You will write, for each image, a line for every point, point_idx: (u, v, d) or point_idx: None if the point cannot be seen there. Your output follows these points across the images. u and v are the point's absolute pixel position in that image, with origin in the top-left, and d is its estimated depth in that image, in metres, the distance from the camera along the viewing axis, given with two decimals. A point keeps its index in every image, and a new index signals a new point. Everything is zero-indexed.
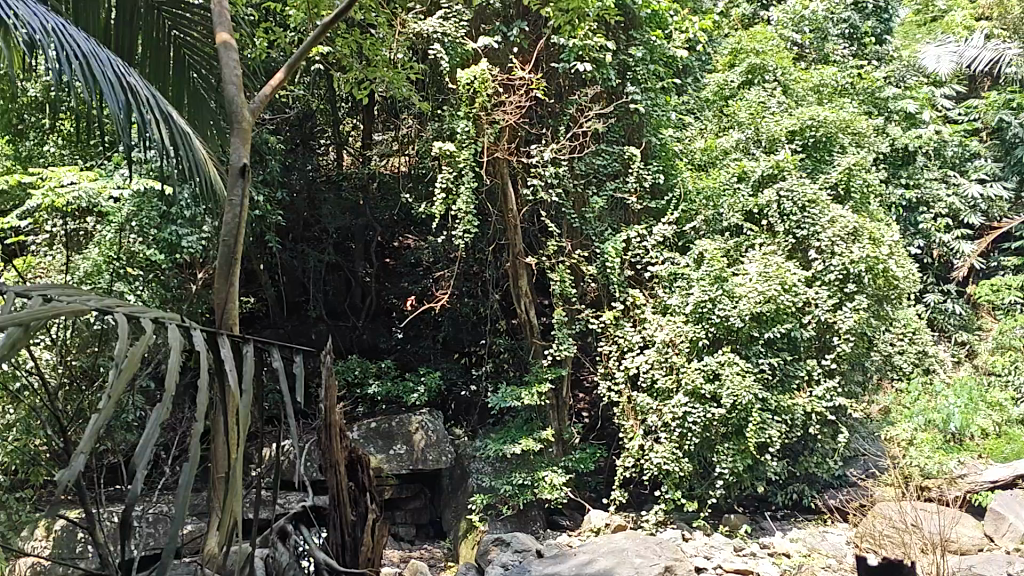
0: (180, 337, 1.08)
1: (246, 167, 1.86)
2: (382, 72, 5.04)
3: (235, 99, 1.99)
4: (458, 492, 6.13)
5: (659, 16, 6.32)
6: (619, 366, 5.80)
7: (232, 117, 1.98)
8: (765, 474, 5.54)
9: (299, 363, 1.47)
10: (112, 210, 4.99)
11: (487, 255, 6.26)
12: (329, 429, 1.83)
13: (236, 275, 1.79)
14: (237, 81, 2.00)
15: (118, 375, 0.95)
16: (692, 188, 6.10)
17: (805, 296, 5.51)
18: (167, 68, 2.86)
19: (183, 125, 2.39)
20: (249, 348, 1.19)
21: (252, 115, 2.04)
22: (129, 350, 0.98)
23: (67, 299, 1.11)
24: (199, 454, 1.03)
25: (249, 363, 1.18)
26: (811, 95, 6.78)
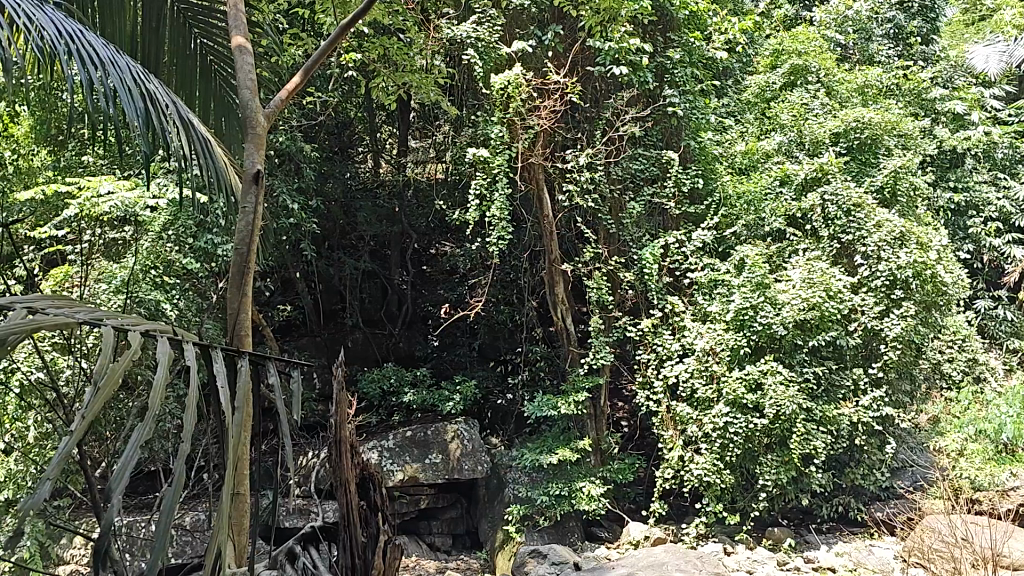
0: (169, 353, 1.01)
1: (261, 173, 1.80)
2: (411, 77, 4.95)
3: (249, 104, 1.92)
4: (494, 502, 6.04)
5: (698, 17, 6.20)
6: (658, 375, 5.67)
7: (248, 123, 1.91)
8: (810, 486, 5.38)
9: (298, 381, 1.43)
10: (149, 219, 4.94)
11: (524, 262, 6.17)
12: (339, 445, 1.81)
13: (249, 285, 1.72)
14: (253, 86, 1.93)
15: (95, 396, 0.91)
16: (733, 193, 5.98)
17: (850, 303, 5.35)
18: (194, 76, 2.78)
19: (204, 132, 2.34)
20: (245, 363, 1.14)
21: (268, 120, 1.97)
22: (107, 367, 0.94)
23: (56, 309, 1.06)
24: (184, 479, 0.96)
25: (245, 378, 1.13)
26: (856, 96, 6.61)
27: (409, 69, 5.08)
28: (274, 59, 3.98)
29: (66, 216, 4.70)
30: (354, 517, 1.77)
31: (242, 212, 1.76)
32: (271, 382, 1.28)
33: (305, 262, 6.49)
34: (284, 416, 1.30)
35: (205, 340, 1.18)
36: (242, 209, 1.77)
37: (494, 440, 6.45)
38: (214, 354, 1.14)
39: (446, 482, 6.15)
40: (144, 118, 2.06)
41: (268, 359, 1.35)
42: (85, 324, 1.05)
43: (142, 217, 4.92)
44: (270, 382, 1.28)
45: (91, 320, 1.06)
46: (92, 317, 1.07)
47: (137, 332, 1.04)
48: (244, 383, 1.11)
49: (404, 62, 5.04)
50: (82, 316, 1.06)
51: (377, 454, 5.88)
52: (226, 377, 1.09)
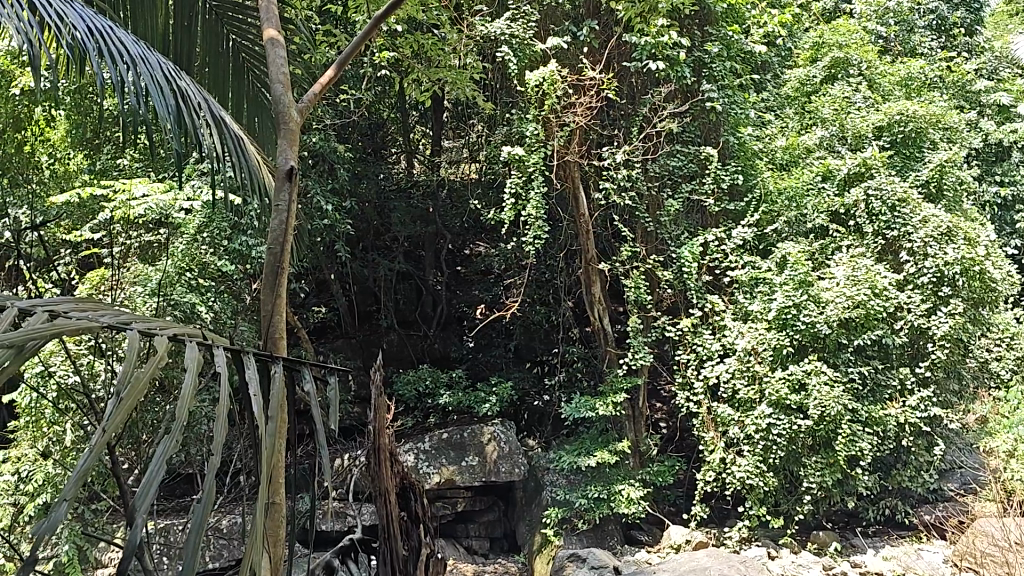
0: (198, 358, 0.94)
1: (295, 170, 1.73)
2: (445, 74, 4.90)
3: (282, 99, 1.86)
4: (532, 505, 5.96)
5: (736, 10, 6.07)
6: (698, 375, 5.57)
7: (280, 119, 1.84)
8: (856, 488, 5.25)
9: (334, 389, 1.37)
10: (183, 222, 4.91)
11: (559, 261, 6.09)
12: (379, 454, 1.72)
13: (283, 286, 1.65)
14: (284, 80, 1.87)
15: (119, 404, 0.85)
16: (774, 189, 5.81)
17: (896, 300, 5.21)
18: (225, 77, 2.72)
19: (236, 130, 2.27)
20: (280, 369, 1.07)
21: (301, 116, 1.90)
22: (132, 373, 0.88)
23: (79, 311, 1.00)
24: (214, 492, 0.89)
25: (280, 386, 1.06)
26: (900, 90, 6.45)
27: (444, 65, 5.05)
28: (307, 57, 3.93)
29: (102, 218, 4.69)
30: (395, 534, 1.69)
31: (275, 209, 1.69)
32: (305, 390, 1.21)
33: (339, 263, 6.46)
34: (320, 429, 1.23)
35: (237, 345, 1.11)
36: (275, 207, 1.70)
37: (531, 442, 6.37)
38: (247, 359, 1.07)
39: (483, 485, 6.07)
40: (175, 115, 2.00)
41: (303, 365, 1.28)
42: (112, 329, 0.98)
43: (176, 220, 4.89)
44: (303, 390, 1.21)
45: (116, 324, 0.99)
46: (117, 321, 1.01)
47: (165, 337, 0.97)
48: (278, 392, 1.04)
49: (439, 58, 5.02)
50: (107, 319, 1.00)
51: (413, 456, 5.83)
52: (260, 384, 1.02)
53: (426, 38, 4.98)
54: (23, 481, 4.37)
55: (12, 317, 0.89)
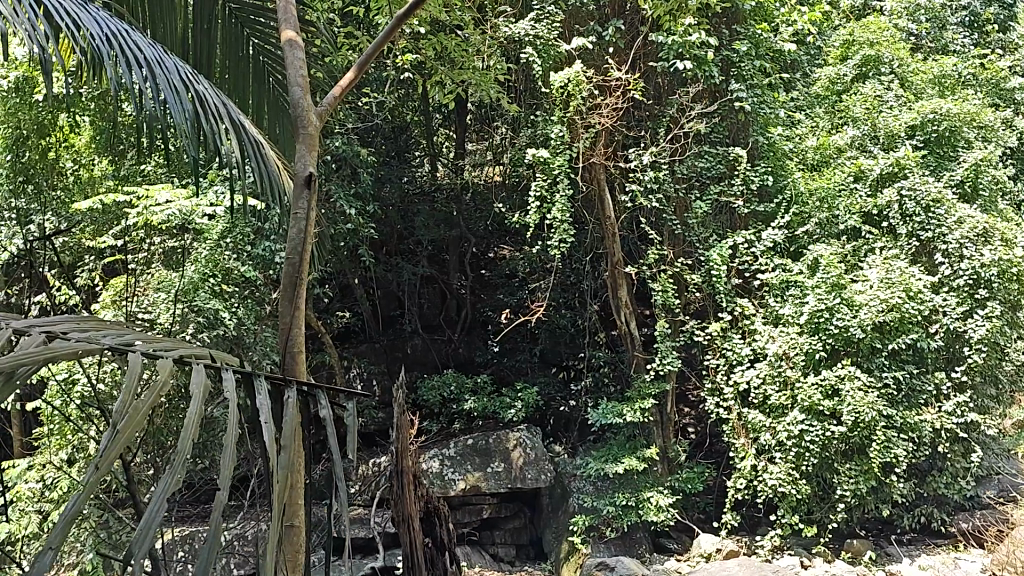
0: (204, 385, 0.87)
1: (314, 176, 1.66)
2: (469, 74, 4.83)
3: (300, 103, 1.79)
4: (559, 512, 5.87)
5: (765, 9, 5.95)
6: (728, 381, 5.46)
7: (298, 123, 1.78)
8: (891, 496, 5.12)
9: (350, 414, 1.31)
10: (206, 227, 4.86)
11: (585, 264, 6.00)
12: (403, 477, 1.81)
13: (302, 296, 1.58)
14: (302, 83, 1.81)
15: (115, 439, 0.77)
16: (805, 189, 5.67)
17: (931, 303, 5.08)
18: (245, 82, 2.66)
19: (256, 134, 2.21)
20: (293, 395, 1.01)
21: (320, 119, 1.84)
22: (130, 404, 0.80)
23: (79, 330, 0.94)
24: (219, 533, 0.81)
25: (293, 414, 1.00)
26: (932, 88, 6.31)
27: (469, 66, 4.99)
28: (328, 59, 3.88)
29: (125, 225, 4.66)
30: (418, 558, 1.80)
31: (293, 217, 1.62)
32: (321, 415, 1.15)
33: (364, 268, 6.40)
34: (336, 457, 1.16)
35: (247, 369, 1.05)
36: (293, 215, 1.63)
37: (557, 448, 6.28)
38: (257, 384, 1.01)
39: (509, 491, 5.99)
40: (192, 120, 1.93)
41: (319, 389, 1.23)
42: (114, 350, 0.92)
43: (199, 225, 4.84)
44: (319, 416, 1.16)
45: (118, 346, 0.93)
46: (120, 342, 0.95)
47: (168, 360, 0.91)
48: (291, 419, 0.98)
49: (464, 59, 4.96)
50: (109, 339, 0.94)
51: (437, 462, 5.77)
52: (271, 411, 0.96)
53: (448, 38, 4.92)
54: (47, 489, 4.34)
55: (5, 338, 0.83)
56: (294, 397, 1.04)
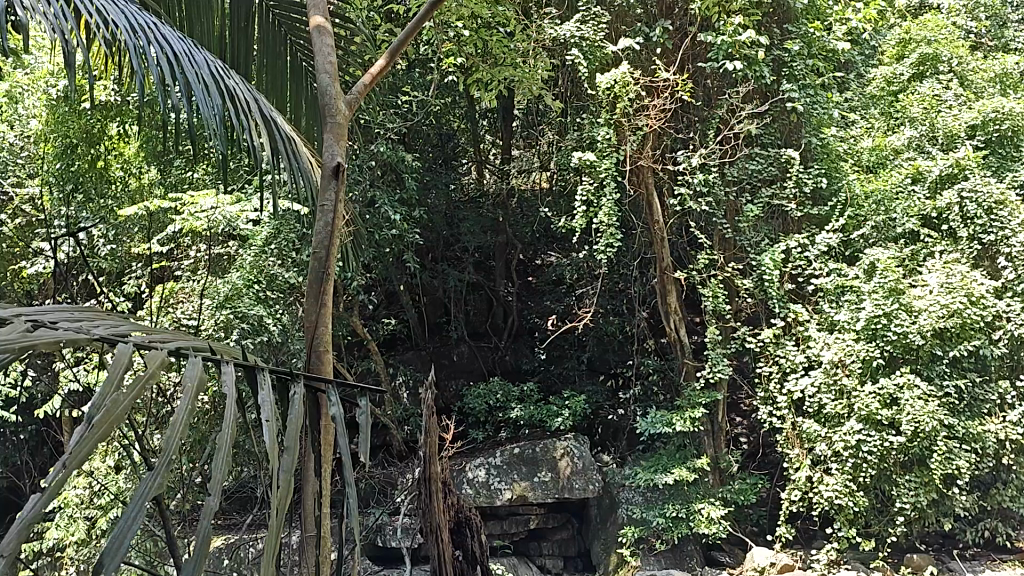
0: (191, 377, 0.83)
1: (342, 167, 1.59)
2: (511, 72, 4.75)
3: (329, 90, 1.72)
4: (607, 523, 5.75)
5: (817, 7, 5.76)
6: (782, 389, 5.30)
7: (326, 111, 1.71)
8: (953, 510, 4.93)
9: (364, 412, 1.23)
10: (250, 234, 4.84)
11: (633, 270, 5.91)
12: (430, 486, 1.78)
13: (329, 292, 1.51)
14: (332, 71, 1.74)
15: (88, 437, 0.72)
16: (861, 192, 5.50)
17: (994, 309, 4.87)
18: (284, 81, 2.60)
19: (286, 129, 2.15)
20: (301, 390, 0.94)
21: (349, 108, 1.77)
22: (107, 400, 0.76)
23: (71, 322, 0.91)
24: (208, 541, 0.75)
25: (300, 411, 0.93)
26: (996, 86, 6.03)
27: (511, 65, 4.90)
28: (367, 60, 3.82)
29: (170, 231, 4.67)
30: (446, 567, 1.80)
31: (321, 211, 1.55)
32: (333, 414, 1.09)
33: (409, 275, 6.35)
34: (348, 464, 1.09)
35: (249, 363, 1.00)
36: (320, 208, 1.56)
37: (605, 457, 6.17)
38: (259, 378, 0.95)
39: (556, 501, 5.88)
40: (222, 116, 1.88)
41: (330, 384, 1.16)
42: (106, 342, 0.89)
43: (242, 232, 4.82)
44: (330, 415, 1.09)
45: (110, 337, 0.90)
46: (112, 334, 0.92)
47: (157, 353, 0.87)
48: (298, 417, 0.91)
49: (505, 58, 4.88)
50: (100, 331, 0.91)
51: (484, 472, 5.68)
52: (274, 403, 0.90)
53: (488, 36, 4.84)
54: (96, 495, 4.36)
55: None
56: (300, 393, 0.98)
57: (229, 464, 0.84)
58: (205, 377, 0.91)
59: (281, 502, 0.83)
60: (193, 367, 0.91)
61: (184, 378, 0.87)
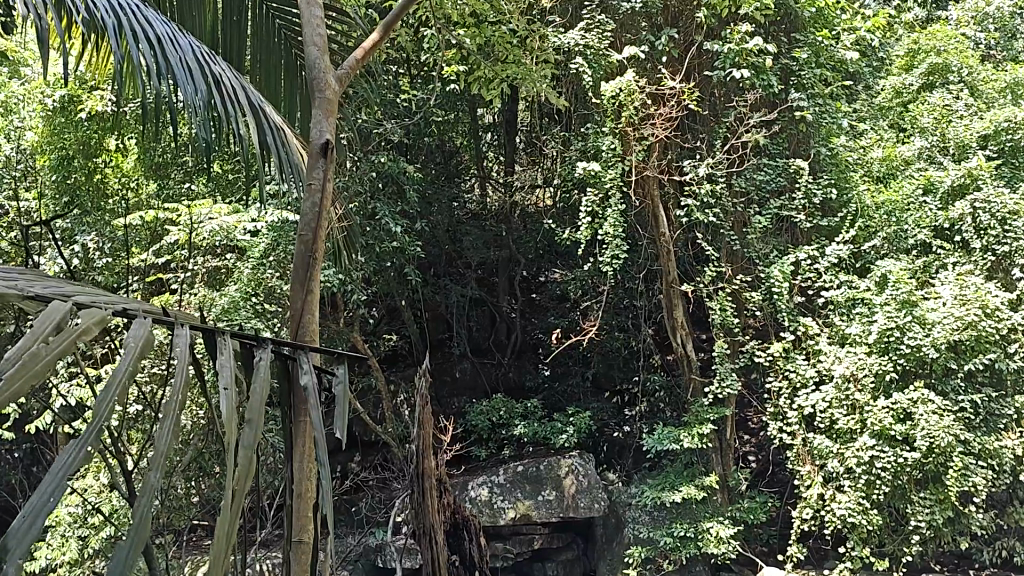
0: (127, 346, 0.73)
1: (330, 144, 1.51)
2: (514, 69, 4.64)
3: (318, 64, 1.65)
4: (614, 543, 5.60)
5: (826, 15, 5.67)
6: (792, 405, 5.17)
7: (315, 86, 1.64)
8: (969, 528, 4.79)
9: (340, 384, 1.19)
10: (248, 245, 4.72)
11: (639, 284, 5.81)
12: (424, 482, 1.87)
13: (317, 276, 1.42)
14: (320, 42, 1.67)
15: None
16: (871, 203, 5.41)
17: (1010, 321, 4.75)
18: (276, 77, 2.51)
19: (277, 120, 2.06)
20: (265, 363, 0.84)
21: (340, 83, 1.70)
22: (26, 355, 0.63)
23: (3, 281, 0.81)
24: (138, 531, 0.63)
25: (263, 386, 0.83)
26: (1006, 96, 5.91)
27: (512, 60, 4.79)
28: None
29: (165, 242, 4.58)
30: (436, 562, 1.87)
31: (309, 188, 1.47)
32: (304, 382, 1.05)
33: (411, 290, 6.24)
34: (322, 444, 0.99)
35: (206, 325, 0.90)
36: (308, 185, 1.48)
37: (611, 475, 6.03)
38: (220, 345, 0.84)
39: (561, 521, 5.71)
40: (206, 102, 1.80)
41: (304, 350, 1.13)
42: (39, 302, 0.79)
43: (240, 243, 4.71)
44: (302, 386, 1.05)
45: (43, 297, 0.79)
46: (45, 294, 0.80)
47: (93, 316, 0.76)
48: (259, 393, 0.81)
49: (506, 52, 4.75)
50: (29, 289, 0.79)
51: (486, 490, 5.53)
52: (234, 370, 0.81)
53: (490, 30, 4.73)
54: (88, 514, 4.23)
55: None
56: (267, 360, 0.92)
57: (174, 442, 0.72)
58: (153, 340, 0.81)
59: (237, 485, 0.73)
60: (137, 328, 0.80)
61: (125, 339, 0.77)
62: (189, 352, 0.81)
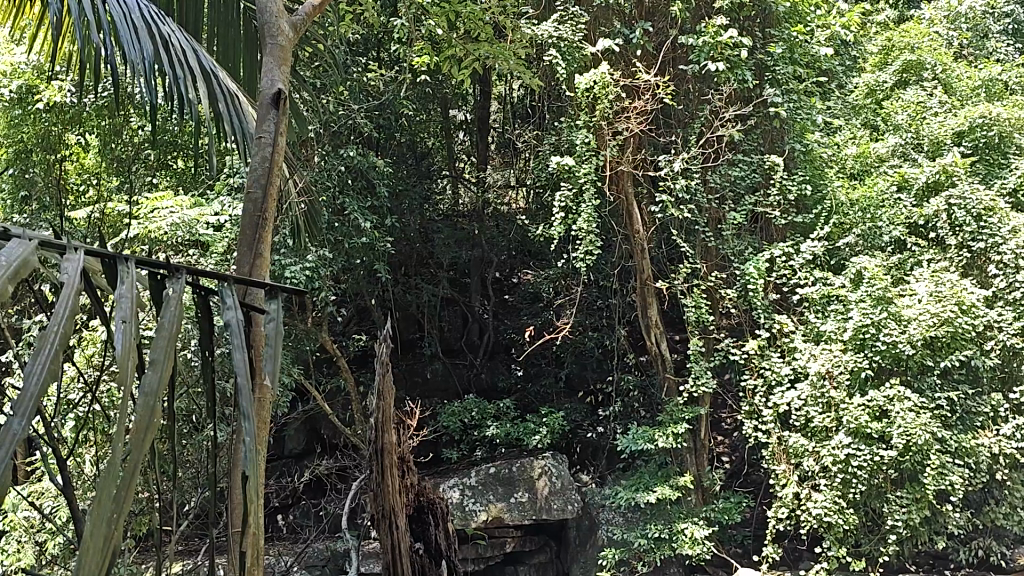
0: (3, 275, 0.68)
1: (281, 93, 1.68)
2: (485, 47, 4.52)
3: (270, 8, 1.83)
4: (587, 545, 5.50)
5: (800, 10, 5.62)
6: (767, 403, 5.10)
7: (269, 32, 1.80)
8: (946, 527, 4.74)
9: (273, 322, 1.09)
10: (211, 239, 4.51)
11: (613, 283, 5.74)
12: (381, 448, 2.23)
13: (267, 235, 1.54)
14: None
15: None
16: (847, 200, 5.31)
17: (986, 318, 4.68)
18: (236, 68, 2.65)
19: (227, 84, 2.17)
20: (168, 313, 0.82)
21: (292, 29, 1.87)
22: None
23: None
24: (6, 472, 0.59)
25: (166, 331, 0.80)
26: (980, 93, 5.91)
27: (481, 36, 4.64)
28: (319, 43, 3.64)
29: (125, 235, 4.43)
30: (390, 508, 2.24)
31: (261, 140, 1.62)
32: (226, 317, 0.95)
33: (381, 289, 6.12)
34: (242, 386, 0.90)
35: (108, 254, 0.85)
36: (260, 138, 1.63)
37: (585, 477, 5.94)
38: (121, 282, 0.81)
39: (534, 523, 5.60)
40: (152, 59, 1.88)
41: (225, 279, 1.03)
42: None
43: (204, 238, 4.50)
44: (223, 322, 0.95)
45: None
46: None
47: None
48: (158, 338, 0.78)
49: (477, 28, 4.62)
50: None
51: (458, 493, 5.39)
52: (132, 309, 0.77)
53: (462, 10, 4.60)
54: (45, 520, 4.06)
55: None
56: (176, 294, 0.86)
57: (51, 376, 0.68)
58: (36, 265, 0.75)
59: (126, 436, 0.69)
60: (12, 249, 0.74)
61: (7, 263, 0.71)
62: (82, 280, 0.77)
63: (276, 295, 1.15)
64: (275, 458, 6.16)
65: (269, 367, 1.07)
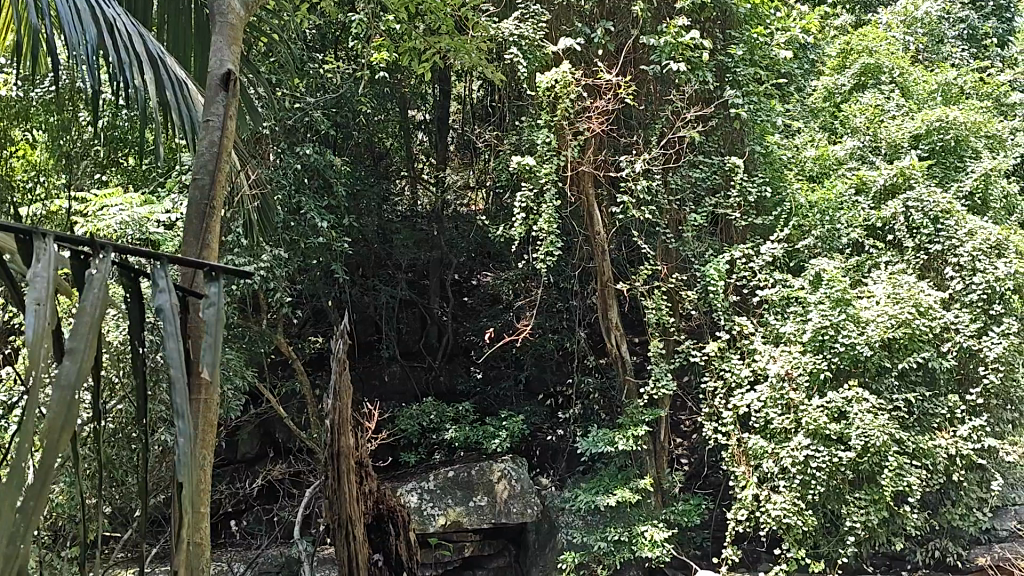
0: None
1: (231, 75, 1.60)
2: (446, 42, 4.46)
3: None
4: (546, 549, 5.43)
5: (760, 12, 5.63)
6: (727, 405, 5.08)
7: (218, 12, 1.73)
8: (904, 528, 4.74)
9: (212, 308, 1.02)
10: (163, 239, 4.40)
11: (573, 285, 5.69)
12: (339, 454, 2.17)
13: (215, 222, 1.47)
14: None
15: None
16: (805, 202, 5.33)
17: (942, 320, 4.74)
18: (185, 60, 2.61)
19: (176, 71, 2.09)
20: (90, 295, 0.76)
21: (244, 10, 1.79)
22: None
23: None
24: None
25: (85, 316, 0.74)
26: (936, 97, 6.01)
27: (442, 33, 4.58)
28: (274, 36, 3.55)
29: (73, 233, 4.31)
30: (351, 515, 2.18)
31: (209, 123, 1.55)
32: (159, 303, 0.89)
33: (338, 290, 6.03)
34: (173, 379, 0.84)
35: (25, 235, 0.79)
36: (208, 121, 1.55)
37: (544, 480, 5.88)
38: (36, 264, 0.75)
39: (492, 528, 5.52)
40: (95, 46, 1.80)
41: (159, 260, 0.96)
42: None
43: (155, 238, 4.40)
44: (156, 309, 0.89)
45: None
46: None
47: None
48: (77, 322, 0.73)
49: (438, 23, 4.56)
50: None
51: (416, 497, 5.31)
52: (47, 293, 0.71)
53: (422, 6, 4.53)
54: None
55: None
56: (100, 276, 0.80)
57: None
58: None
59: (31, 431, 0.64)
60: None
61: None
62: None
63: (217, 278, 1.08)
64: (228, 462, 6.02)
65: (208, 357, 1.01)
